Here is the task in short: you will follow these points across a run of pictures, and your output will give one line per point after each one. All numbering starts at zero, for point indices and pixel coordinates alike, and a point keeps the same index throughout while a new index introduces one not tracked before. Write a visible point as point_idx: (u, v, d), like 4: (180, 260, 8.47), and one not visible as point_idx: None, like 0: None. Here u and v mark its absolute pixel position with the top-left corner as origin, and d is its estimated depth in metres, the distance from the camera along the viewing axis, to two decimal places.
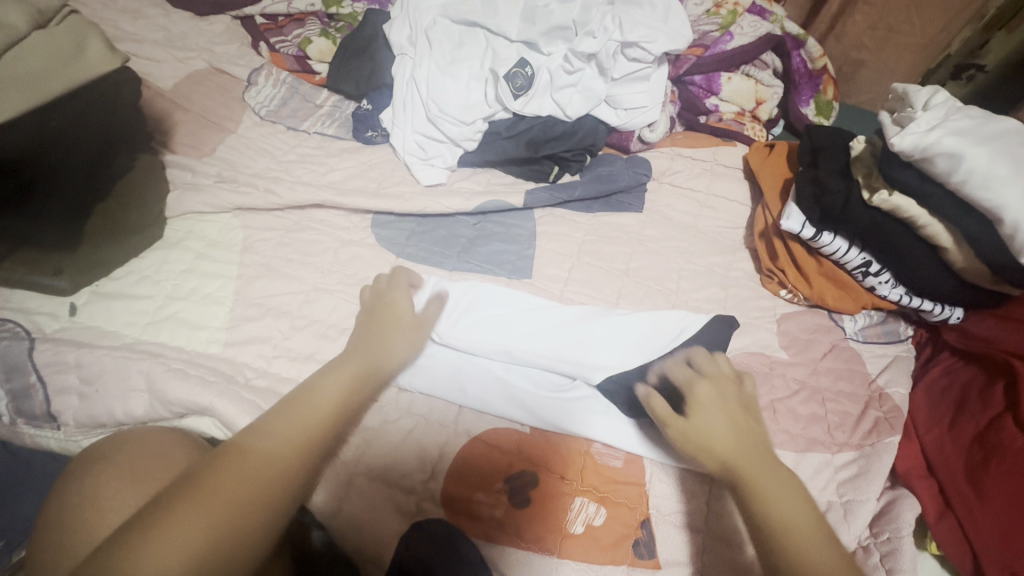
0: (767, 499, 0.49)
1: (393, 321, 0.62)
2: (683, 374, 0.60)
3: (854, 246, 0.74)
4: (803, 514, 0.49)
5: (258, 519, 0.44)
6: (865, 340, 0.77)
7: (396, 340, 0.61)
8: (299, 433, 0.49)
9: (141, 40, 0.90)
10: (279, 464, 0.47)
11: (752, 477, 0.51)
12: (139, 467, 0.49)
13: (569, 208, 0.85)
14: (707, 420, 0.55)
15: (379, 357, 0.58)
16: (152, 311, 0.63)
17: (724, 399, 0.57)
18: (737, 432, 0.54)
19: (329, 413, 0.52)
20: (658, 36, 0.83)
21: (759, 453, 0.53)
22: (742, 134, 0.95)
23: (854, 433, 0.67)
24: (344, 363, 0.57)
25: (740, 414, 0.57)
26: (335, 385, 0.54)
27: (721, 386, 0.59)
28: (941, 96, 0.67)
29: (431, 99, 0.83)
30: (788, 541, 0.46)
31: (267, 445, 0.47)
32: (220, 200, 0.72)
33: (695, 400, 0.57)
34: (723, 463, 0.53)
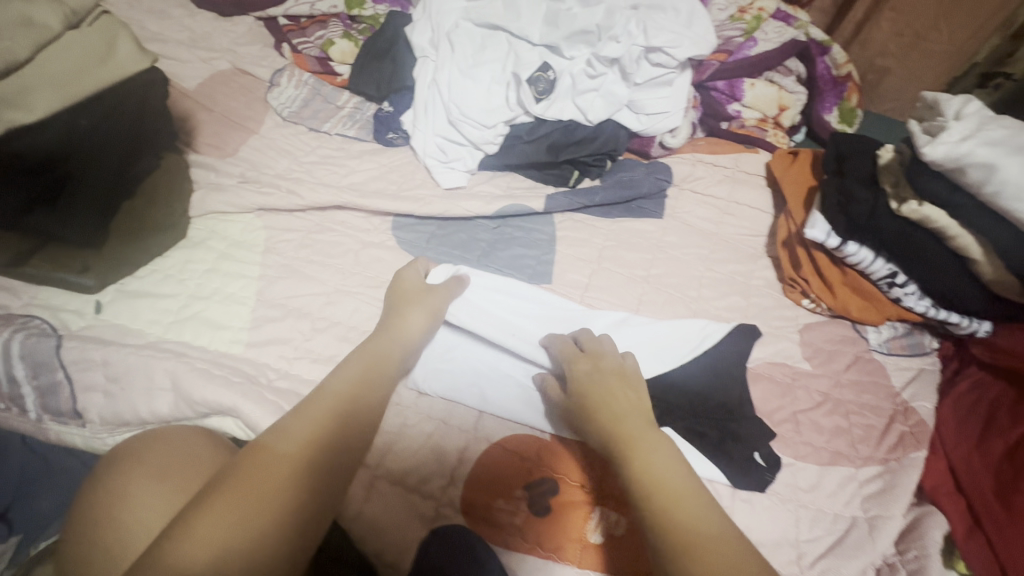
0: (639, 460, 0.51)
1: (406, 315, 0.63)
2: (567, 351, 0.62)
3: (879, 256, 0.73)
4: (678, 475, 0.50)
5: (294, 510, 0.45)
6: (890, 352, 0.76)
7: (407, 334, 0.61)
8: (325, 427, 0.50)
9: (167, 40, 0.91)
10: (309, 456, 0.48)
11: (629, 442, 0.52)
12: (168, 466, 0.50)
13: (589, 213, 0.85)
14: (589, 398, 0.57)
15: (391, 353, 0.59)
16: (176, 310, 0.63)
17: (609, 377, 0.59)
18: (614, 402, 0.56)
19: (353, 408, 0.53)
20: (683, 42, 0.82)
21: (640, 423, 0.54)
22: (765, 141, 0.94)
23: (879, 447, 0.66)
24: (355, 359, 0.58)
25: (619, 387, 0.58)
26: (355, 379, 0.55)
27: (602, 363, 0.60)
28: (974, 105, 0.66)
29: (453, 102, 0.83)
30: (654, 498, 0.48)
31: (296, 438, 0.48)
32: (244, 200, 0.73)
33: (580, 381, 0.59)
34: (608, 435, 0.54)
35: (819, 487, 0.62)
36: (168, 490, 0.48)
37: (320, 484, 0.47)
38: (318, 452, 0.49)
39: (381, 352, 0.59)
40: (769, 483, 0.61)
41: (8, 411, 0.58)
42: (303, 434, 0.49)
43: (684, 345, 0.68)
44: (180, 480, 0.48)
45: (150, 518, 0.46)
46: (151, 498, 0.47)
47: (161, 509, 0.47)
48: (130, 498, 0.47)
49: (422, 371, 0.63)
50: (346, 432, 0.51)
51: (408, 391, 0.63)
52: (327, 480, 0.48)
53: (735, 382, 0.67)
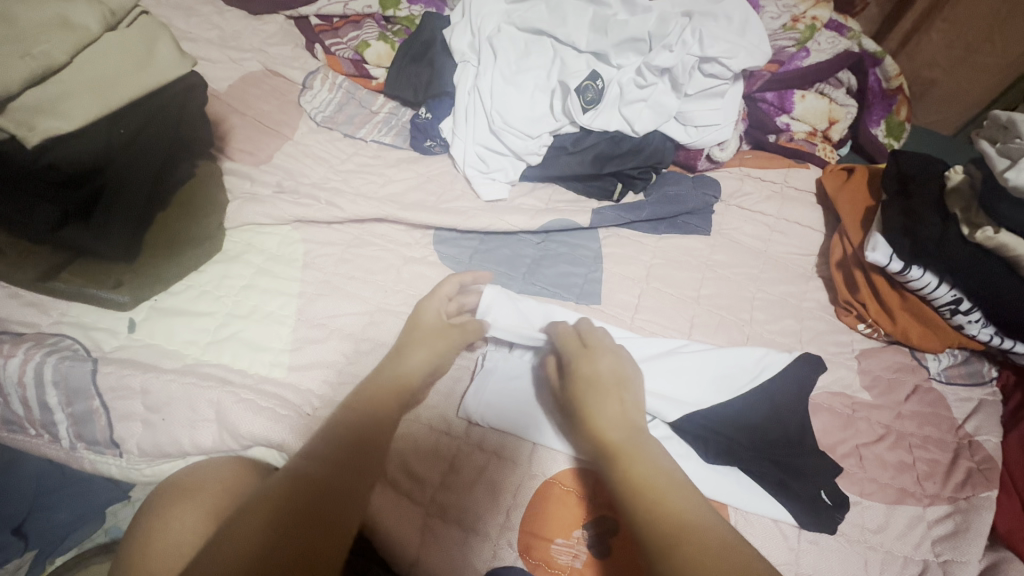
0: (632, 465, 0.49)
1: (422, 345, 0.59)
2: (569, 346, 0.58)
3: (944, 282, 0.69)
4: (670, 478, 0.48)
5: (302, 517, 0.43)
6: (949, 381, 0.73)
7: (419, 367, 0.57)
8: (339, 443, 0.49)
9: (196, 39, 0.87)
10: (324, 470, 0.46)
11: (621, 447, 0.50)
12: (211, 496, 0.48)
13: (634, 229, 0.81)
14: (585, 399, 0.54)
15: (413, 377, 0.57)
16: (214, 330, 0.60)
17: (606, 375, 0.56)
18: (608, 403, 0.54)
19: (373, 430, 0.51)
20: (739, 52, 0.79)
21: (630, 429, 0.52)
22: (815, 155, 0.91)
23: (946, 485, 0.63)
24: (372, 379, 0.56)
25: (614, 388, 0.55)
26: (371, 403, 0.53)
27: (600, 361, 0.57)
28: None
29: (495, 110, 0.79)
30: (644, 500, 0.46)
31: (312, 454, 0.48)
32: (281, 211, 0.69)
33: (575, 379, 0.56)
34: (602, 439, 0.52)
35: (887, 527, 0.59)
36: (204, 517, 0.46)
37: (330, 497, 0.45)
38: (332, 469, 0.47)
39: (393, 379, 0.56)
40: (838, 523, 0.58)
41: (40, 438, 0.57)
42: (315, 448, 0.48)
43: (744, 376, 0.64)
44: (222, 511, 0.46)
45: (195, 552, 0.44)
46: (190, 527, 0.45)
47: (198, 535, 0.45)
48: (172, 530, 0.45)
49: (474, 400, 0.59)
50: (367, 450, 0.50)
51: (458, 418, 0.59)
52: (343, 492, 0.46)
53: (797, 410, 0.63)
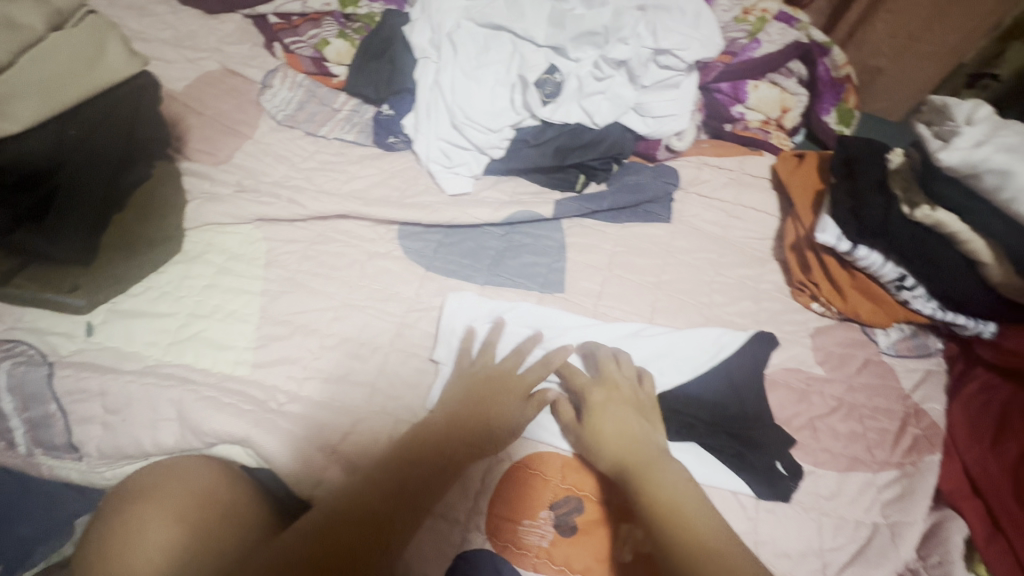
0: (650, 485, 0.51)
1: (508, 392, 0.59)
2: (582, 380, 0.61)
3: (888, 260, 0.72)
4: (688, 497, 0.51)
5: (359, 549, 0.44)
6: (898, 354, 0.76)
7: (510, 414, 0.58)
8: (393, 470, 0.50)
9: (150, 39, 0.86)
10: (386, 499, 0.48)
11: (638, 468, 0.53)
12: (176, 496, 0.47)
13: (597, 218, 0.83)
14: (598, 424, 0.57)
15: (495, 423, 0.57)
16: (175, 330, 0.60)
17: (621, 402, 0.59)
18: (624, 428, 0.56)
19: (439, 470, 0.52)
20: (692, 44, 0.81)
21: (647, 449, 0.55)
22: (768, 143, 0.94)
23: (894, 451, 0.66)
24: (442, 419, 0.56)
25: (631, 415, 0.58)
26: (450, 442, 0.54)
27: (617, 393, 0.60)
28: (984, 110, 0.66)
29: (457, 105, 0.81)
30: (665, 519, 0.49)
31: (372, 482, 0.49)
32: (243, 211, 0.69)
33: (588, 407, 0.59)
34: (619, 461, 0.54)
35: (840, 494, 0.62)
36: (170, 518, 0.45)
37: (385, 531, 0.46)
38: (395, 499, 0.48)
39: (481, 423, 0.56)
40: (792, 492, 0.61)
41: None
42: (376, 474, 0.50)
43: (702, 355, 0.67)
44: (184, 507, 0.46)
45: (166, 556, 0.44)
46: (155, 529, 0.45)
47: (162, 537, 0.44)
48: (133, 534, 0.45)
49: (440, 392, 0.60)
50: (424, 478, 0.51)
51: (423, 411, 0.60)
52: (399, 523, 0.48)
53: (751, 388, 0.66)
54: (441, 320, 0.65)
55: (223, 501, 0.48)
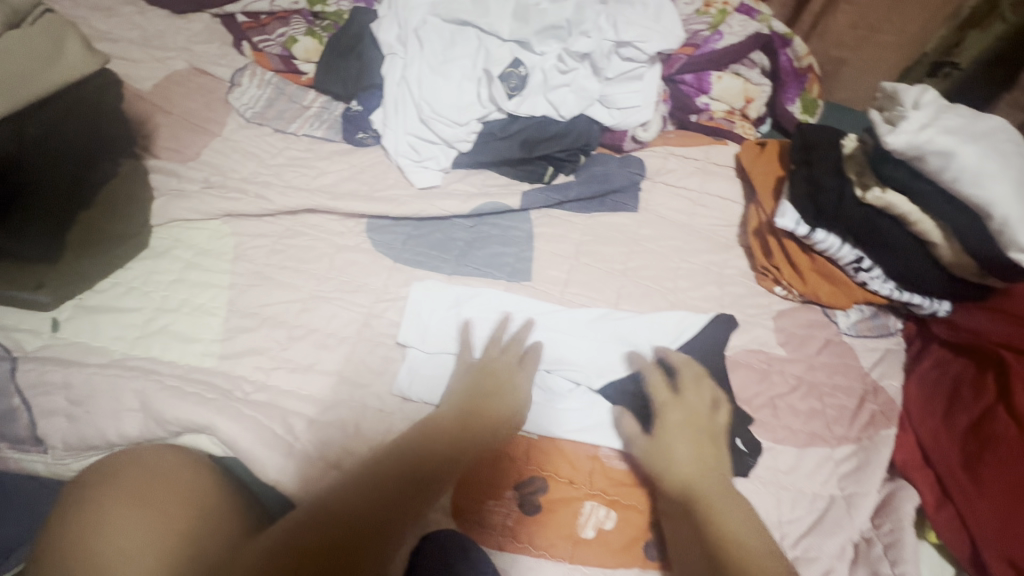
0: (718, 517, 0.53)
1: (512, 388, 0.60)
2: (661, 395, 0.63)
3: (846, 242, 0.75)
4: (752, 529, 0.52)
5: (358, 524, 0.44)
6: (858, 334, 0.78)
7: (512, 405, 0.59)
8: (403, 469, 0.50)
9: (117, 39, 0.86)
10: (383, 486, 0.48)
11: (706, 497, 0.54)
12: (144, 484, 0.47)
13: (565, 209, 0.84)
14: (671, 444, 0.59)
15: (502, 415, 0.57)
16: (142, 325, 0.60)
17: (692, 426, 0.61)
18: (698, 456, 0.58)
19: (441, 461, 0.51)
20: (652, 36, 0.82)
21: (715, 476, 0.57)
22: (732, 133, 0.96)
23: (852, 427, 0.68)
24: (454, 409, 0.57)
25: (705, 442, 0.60)
26: (459, 436, 0.54)
27: (693, 416, 0.61)
28: (929, 94, 0.68)
29: (424, 99, 0.82)
30: (730, 552, 0.50)
31: (376, 470, 0.49)
32: (208, 206, 0.69)
33: (662, 424, 0.61)
34: (687, 487, 0.56)
35: (798, 468, 0.64)
36: (135, 502, 0.46)
37: (380, 520, 0.45)
38: (395, 488, 0.48)
39: (493, 412, 0.57)
40: (750, 467, 0.63)
41: None
42: (382, 464, 0.50)
43: (664, 337, 0.69)
44: (150, 497, 0.46)
45: (131, 538, 0.44)
46: (120, 512, 0.45)
47: (125, 520, 0.44)
48: (96, 520, 0.44)
49: (407, 378, 0.62)
50: (423, 465, 0.51)
51: (391, 397, 0.61)
52: (399, 514, 0.47)
53: (714, 369, 0.69)
54: (406, 309, 0.66)
55: (189, 487, 0.48)
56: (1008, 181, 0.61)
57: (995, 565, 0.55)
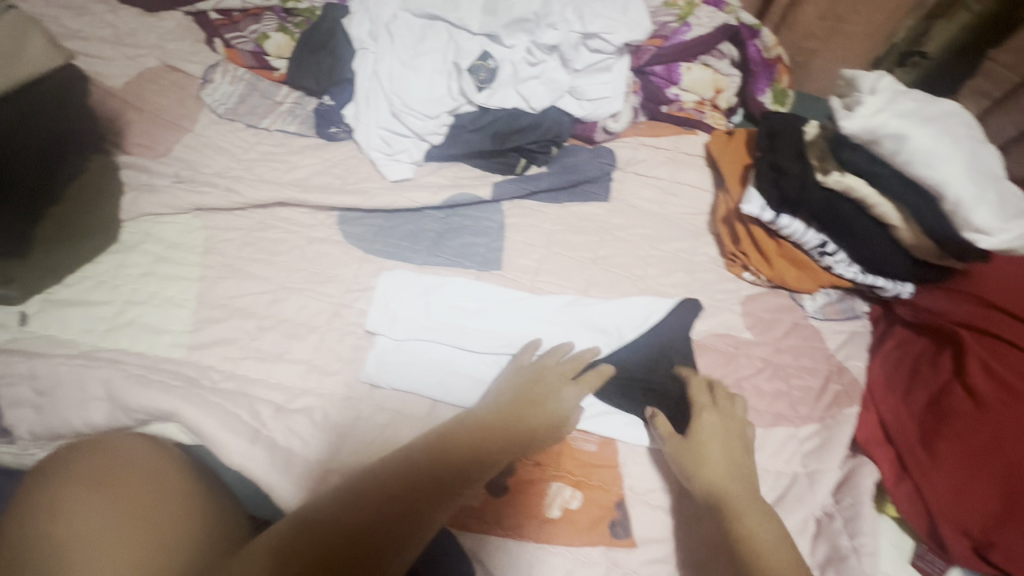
0: (744, 519, 0.53)
1: (557, 398, 0.59)
2: (701, 399, 0.63)
3: (810, 227, 0.76)
4: (781, 541, 0.51)
5: (378, 529, 0.41)
6: (825, 318, 0.80)
7: (556, 414, 0.57)
8: (428, 465, 0.46)
9: (87, 37, 0.87)
10: (403, 485, 0.44)
11: (733, 500, 0.55)
12: (118, 478, 0.47)
13: (536, 199, 0.85)
14: (704, 447, 0.59)
15: (539, 425, 0.55)
16: (111, 318, 0.61)
17: (727, 430, 0.61)
18: (728, 460, 0.58)
19: (471, 463, 0.48)
20: (619, 28, 0.83)
21: (745, 485, 0.56)
22: (703, 123, 0.97)
23: (816, 406, 0.70)
24: (494, 414, 0.54)
25: (736, 446, 0.60)
26: (494, 438, 0.52)
27: (729, 421, 0.62)
28: (885, 80, 0.69)
29: (395, 93, 0.83)
30: (754, 554, 0.50)
31: (400, 465, 0.46)
32: (178, 201, 0.70)
33: (695, 427, 0.61)
34: (714, 488, 0.56)
35: (763, 447, 0.66)
36: (106, 500, 0.45)
37: (399, 522, 0.42)
38: (418, 488, 0.44)
39: (532, 420, 0.55)
40: None
41: None
42: (409, 459, 0.47)
43: (632, 323, 0.70)
44: (124, 493, 0.46)
45: (99, 539, 0.43)
46: (89, 511, 0.44)
47: (94, 520, 0.44)
48: (63, 517, 0.44)
49: (376, 366, 0.62)
50: (448, 471, 0.47)
51: (360, 384, 0.62)
52: (415, 517, 0.43)
53: (682, 352, 0.70)
54: (375, 297, 0.67)
55: (161, 487, 0.48)
56: (958, 162, 0.62)
57: (948, 534, 0.57)
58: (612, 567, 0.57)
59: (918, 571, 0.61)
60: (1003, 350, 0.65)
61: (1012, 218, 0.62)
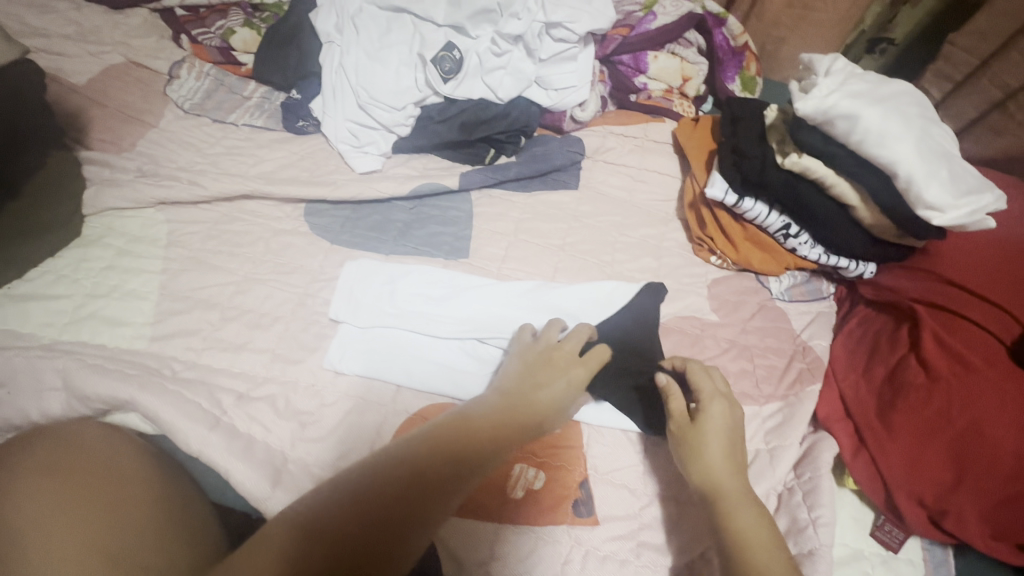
0: (738, 518, 0.50)
1: (553, 383, 0.56)
2: (708, 387, 0.58)
3: (773, 210, 0.77)
4: (776, 545, 0.49)
5: (385, 519, 0.41)
6: (791, 299, 0.81)
7: (553, 400, 0.55)
8: (425, 462, 0.45)
9: (50, 35, 0.86)
10: (400, 484, 0.43)
11: (730, 498, 0.52)
12: (75, 471, 0.46)
13: (505, 188, 0.86)
14: (706, 438, 0.55)
15: (545, 409, 0.55)
16: (72, 311, 0.61)
17: (732, 422, 0.57)
18: (730, 454, 0.55)
19: (470, 459, 0.47)
20: (582, 16, 0.84)
21: (744, 485, 0.53)
22: (671, 111, 0.98)
23: (780, 385, 0.71)
24: (502, 400, 0.54)
25: (736, 439, 0.56)
26: (492, 430, 0.50)
27: (732, 411, 0.57)
28: (840, 62, 0.70)
29: (362, 86, 0.83)
30: (744, 554, 0.48)
31: (395, 461, 0.45)
32: (141, 194, 0.70)
33: (702, 414, 0.56)
34: (709, 482, 0.53)
35: None
36: (63, 491, 0.45)
37: (393, 526, 0.41)
38: (413, 487, 0.43)
39: (539, 404, 0.54)
40: None
41: None
42: (407, 455, 0.46)
43: (597, 308, 0.70)
44: (80, 487, 0.45)
45: (58, 534, 0.42)
46: (50, 504, 0.44)
47: (54, 513, 0.43)
48: (20, 510, 0.43)
49: (338, 353, 0.63)
50: (453, 462, 0.46)
51: (324, 372, 0.62)
52: (407, 519, 0.42)
53: (648, 332, 0.69)
54: (339, 286, 0.67)
55: (124, 477, 0.47)
56: (909, 141, 0.63)
57: (903, 504, 0.59)
58: (575, 544, 0.57)
59: (878, 542, 0.62)
60: (957, 325, 0.66)
61: (964, 195, 0.63)
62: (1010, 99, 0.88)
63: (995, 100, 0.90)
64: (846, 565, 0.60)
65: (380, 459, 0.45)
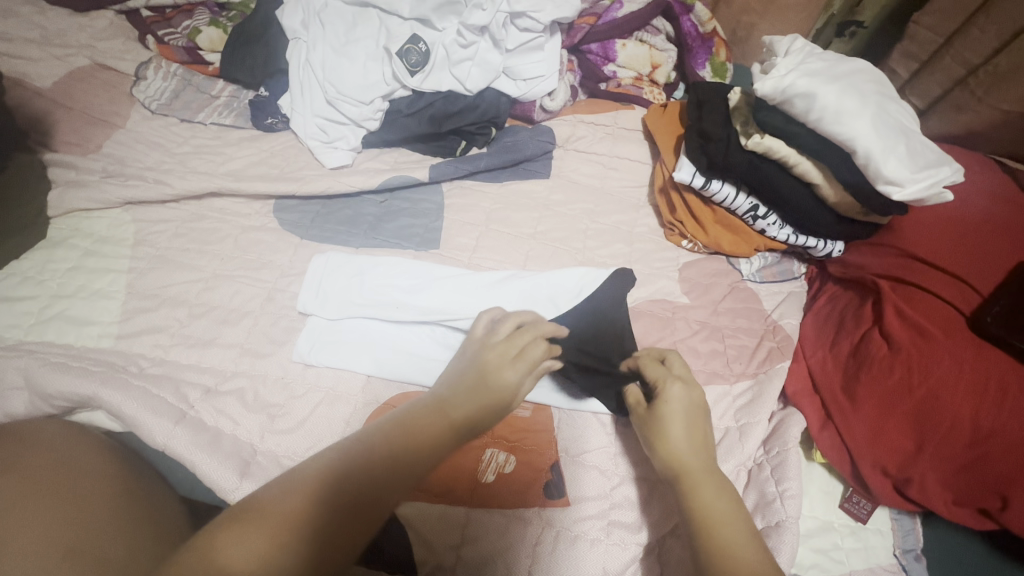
0: (702, 495, 0.50)
1: (504, 376, 0.53)
2: (659, 373, 0.59)
3: (740, 192, 0.78)
4: (737, 514, 0.49)
5: (349, 509, 0.42)
6: (762, 281, 0.81)
7: (508, 385, 0.53)
8: (378, 459, 0.45)
9: (12, 39, 0.86)
10: (362, 475, 0.43)
11: (695, 475, 0.52)
12: (36, 467, 0.47)
13: (476, 180, 0.86)
14: (669, 421, 0.55)
15: (498, 396, 0.52)
16: (38, 312, 0.62)
17: (691, 405, 0.56)
18: (693, 433, 0.54)
19: (424, 450, 0.47)
20: (545, 5, 0.84)
21: (709, 465, 0.53)
22: (640, 98, 0.99)
23: (750, 363, 0.71)
24: (455, 387, 0.53)
25: (696, 417, 0.56)
26: (444, 423, 0.49)
27: (692, 391, 0.57)
28: (800, 42, 0.71)
29: (329, 82, 0.83)
30: (707, 527, 0.48)
31: (349, 458, 0.44)
32: (107, 195, 0.70)
33: (663, 398, 0.56)
34: (674, 460, 0.53)
35: None
36: (20, 485, 0.45)
37: (355, 513, 0.42)
38: (371, 478, 0.44)
39: (491, 391, 0.52)
40: None
41: None
42: (369, 445, 0.46)
43: (566, 293, 0.69)
44: (48, 478, 0.46)
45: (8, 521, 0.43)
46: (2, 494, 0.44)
47: (4, 501, 0.43)
48: None
49: (306, 344, 0.63)
50: (408, 454, 0.46)
51: (294, 364, 0.62)
52: (369, 511, 0.42)
53: (617, 317, 0.67)
54: (308, 280, 0.67)
55: (82, 472, 0.48)
56: (865, 117, 0.64)
57: (868, 475, 0.60)
58: (547, 525, 0.58)
59: (846, 513, 0.63)
60: (918, 297, 0.67)
61: (922, 169, 0.64)
62: (971, 76, 0.89)
63: (958, 78, 0.91)
64: (813, 537, 0.61)
65: (338, 451, 0.45)
